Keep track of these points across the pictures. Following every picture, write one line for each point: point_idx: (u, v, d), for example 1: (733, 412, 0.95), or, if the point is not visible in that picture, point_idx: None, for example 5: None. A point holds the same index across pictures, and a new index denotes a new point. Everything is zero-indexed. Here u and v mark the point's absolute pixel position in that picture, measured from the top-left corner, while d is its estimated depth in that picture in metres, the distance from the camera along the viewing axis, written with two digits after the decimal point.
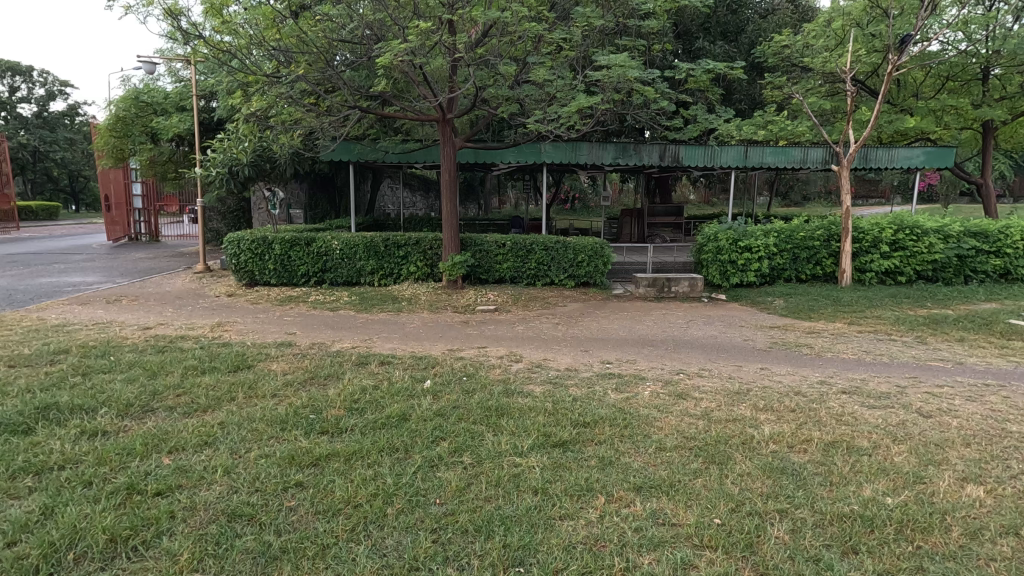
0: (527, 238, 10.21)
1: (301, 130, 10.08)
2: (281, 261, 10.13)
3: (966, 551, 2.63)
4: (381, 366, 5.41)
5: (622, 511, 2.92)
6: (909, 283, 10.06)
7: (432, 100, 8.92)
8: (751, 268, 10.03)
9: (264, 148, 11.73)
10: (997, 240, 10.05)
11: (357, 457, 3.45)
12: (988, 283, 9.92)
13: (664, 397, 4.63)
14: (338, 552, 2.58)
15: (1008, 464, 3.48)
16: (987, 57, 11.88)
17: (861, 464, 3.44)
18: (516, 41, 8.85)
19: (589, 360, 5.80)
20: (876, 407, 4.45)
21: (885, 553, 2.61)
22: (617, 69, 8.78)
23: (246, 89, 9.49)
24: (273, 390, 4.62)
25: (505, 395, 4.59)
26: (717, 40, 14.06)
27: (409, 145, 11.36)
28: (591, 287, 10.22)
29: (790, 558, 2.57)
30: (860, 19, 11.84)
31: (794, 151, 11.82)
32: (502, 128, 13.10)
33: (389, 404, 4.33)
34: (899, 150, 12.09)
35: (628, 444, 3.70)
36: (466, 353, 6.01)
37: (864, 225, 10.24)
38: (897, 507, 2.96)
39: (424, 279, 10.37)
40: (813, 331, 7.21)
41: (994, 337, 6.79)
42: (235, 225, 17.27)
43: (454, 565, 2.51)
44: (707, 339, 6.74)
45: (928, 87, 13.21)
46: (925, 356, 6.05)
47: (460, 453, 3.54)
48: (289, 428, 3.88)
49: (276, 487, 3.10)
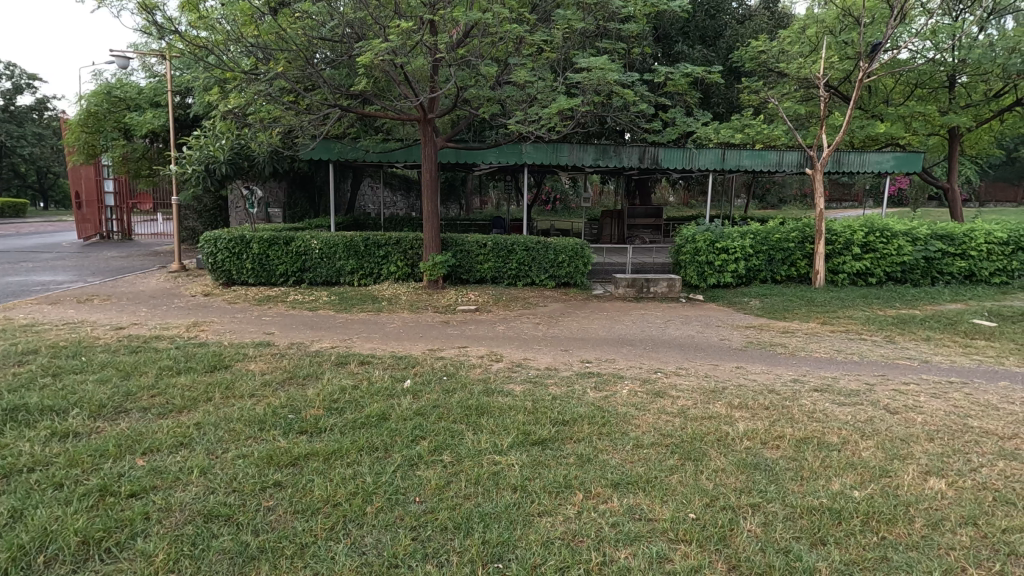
0: (508, 238, 10.24)
1: (279, 128, 10.00)
2: (259, 261, 10.01)
3: (927, 541, 2.74)
4: (361, 366, 5.38)
5: (600, 507, 2.97)
6: (879, 284, 10.34)
7: (412, 99, 8.91)
8: (728, 269, 10.21)
9: (242, 146, 11.53)
10: (963, 242, 10.40)
11: (336, 457, 3.44)
12: (954, 285, 10.26)
13: (642, 395, 4.71)
14: (317, 551, 2.58)
15: (968, 457, 3.63)
16: (953, 66, 12.29)
17: (830, 459, 3.54)
18: (498, 42, 8.85)
19: (570, 359, 5.86)
20: (846, 404, 4.58)
21: (851, 544, 2.70)
22: (597, 72, 8.83)
23: (223, 85, 9.38)
24: (252, 391, 4.58)
25: (486, 394, 4.61)
26: (696, 45, 14.25)
27: (390, 144, 11.26)
28: (571, 288, 10.31)
29: (761, 550, 2.64)
30: (834, 27, 12.37)
31: (770, 154, 12.06)
32: (484, 128, 13.11)
33: (369, 403, 4.32)
34: (870, 155, 12.40)
35: (606, 442, 3.75)
36: (447, 353, 6.01)
37: (837, 227, 10.51)
38: (864, 500, 3.07)
39: (404, 279, 10.32)
40: (787, 331, 7.38)
41: (959, 337, 7.03)
42: (212, 224, 17.00)
43: (433, 562, 2.52)
44: (685, 339, 6.84)
45: (898, 93, 13.50)
46: (894, 355, 6.24)
47: (439, 452, 3.55)
48: (267, 428, 3.86)
49: (253, 487, 3.08)
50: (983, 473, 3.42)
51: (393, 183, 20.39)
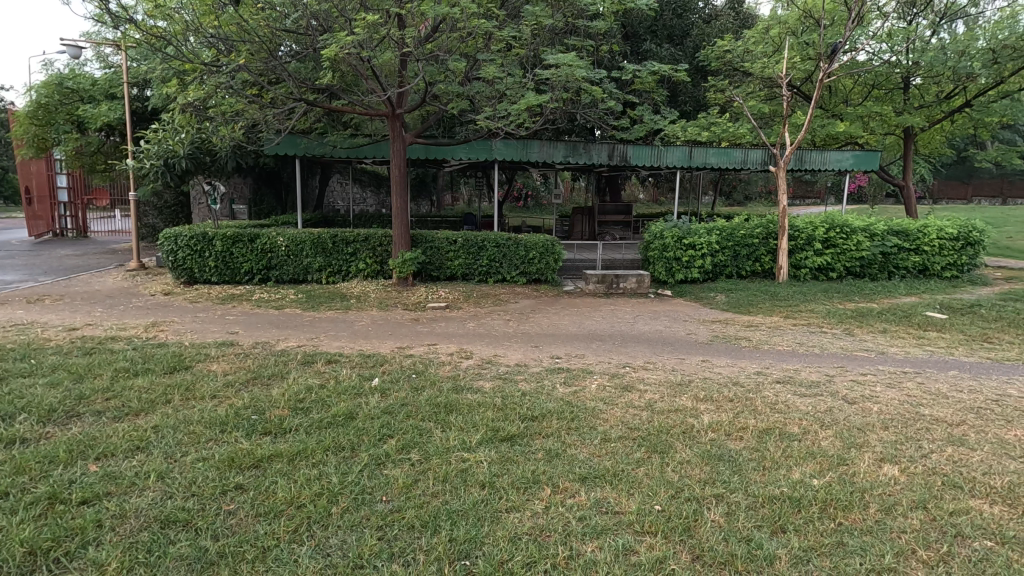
0: (478, 235, 10.19)
1: (242, 122, 9.75)
2: (222, 258, 9.74)
3: (880, 525, 2.84)
4: (328, 365, 5.29)
5: (568, 502, 2.99)
6: (839, 279, 10.66)
7: (380, 94, 8.77)
8: (695, 265, 10.39)
9: (203, 140, 11.13)
10: (917, 238, 10.79)
11: (301, 457, 3.38)
12: (909, 279, 10.65)
13: (610, 390, 4.76)
14: (280, 554, 2.53)
15: (919, 444, 3.77)
16: (908, 68, 12.76)
17: (791, 449, 3.64)
18: (466, 37, 8.81)
19: (539, 355, 5.88)
20: (807, 395, 4.71)
21: (810, 531, 2.78)
22: (565, 68, 8.85)
23: (182, 77, 9.09)
24: (213, 391, 4.46)
25: (455, 391, 4.59)
26: (663, 43, 14.46)
27: (357, 139, 11.09)
28: (541, 284, 10.34)
29: (723, 540, 2.70)
30: (796, 28, 12.65)
31: (735, 152, 12.27)
32: (453, 124, 13.03)
33: (335, 403, 4.24)
34: (831, 153, 12.78)
35: (575, 436, 3.78)
36: (416, 351, 5.95)
37: (799, 224, 10.80)
38: (823, 488, 3.16)
39: (373, 277, 10.18)
40: (751, 324, 7.56)
41: (913, 329, 7.31)
42: (173, 220, 16.48)
43: (399, 561, 2.50)
44: (653, 334, 6.94)
45: (857, 94, 13.97)
46: (853, 347, 6.45)
47: (407, 450, 3.52)
48: (229, 429, 3.76)
49: (213, 490, 3.00)
50: (932, 459, 3.56)
51: (363, 178, 20.07)
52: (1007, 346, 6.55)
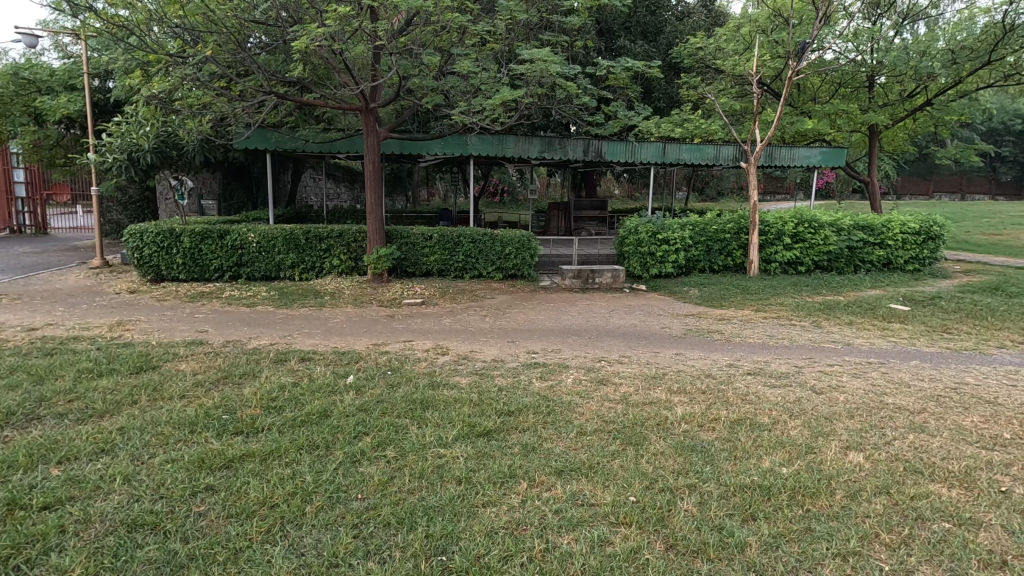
0: (454, 230, 10.15)
1: (210, 115, 9.52)
2: (190, 255, 9.50)
3: (846, 510, 2.93)
4: (301, 362, 5.21)
5: (543, 495, 3.01)
6: (808, 273, 10.93)
7: (353, 87, 8.63)
8: (669, 259, 10.54)
9: (169, 133, 10.88)
10: (882, 233, 11.12)
11: (273, 457, 3.32)
12: (874, 272, 10.97)
13: (586, 383, 4.81)
14: (252, 555, 2.48)
15: (883, 432, 3.90)
16: (873, 67, 13.12)
17: (762, 439, 3.73)
18: (440, 31, 8.74)
19: (515, 350, 5.89)
20: (776, 386, 4.83)
21: (779, 518, 2.85)
22: (540, 63, 8.84)
23: (146, 68, 8.82)
24: (181, 391, 4.36)
25: (431, 388, 4.57)
26: (637, 40, 14.57)
27: (331, 134, 10.78)
28: (518, 279, 10.36)
29: (696, 529, 2.75)
30: (766, 26, 12.92)
31: (707, 149, 12.45)
32: (428, 119, 12.92)
33: (309, 401, 4.19)
34: (800, 150, 13.06)
35: (551, 430, 3.80)
36: (392, 348, 5.90)
37: (769, 219, 11.03)
38: (791, 476, 3.25)
39: (347, 273, 10.06)
40: (724, 318, 7.71)
41: (877, 321, 7.54)
42: (139, 216, 16.00)
43: (375, 559, 2.48)
44: (628, 328, 7.02)
45: (824, 92, 14.33)
46: (821, 339, 6.63)
47: (383, 446, 3.50)
48: (199, 430, 3.68)
49: (183, 492, 2.93)
50: (895, 446, 3.69)
51: (337, 174, 19.81)
52: (965, 336, 6.81)
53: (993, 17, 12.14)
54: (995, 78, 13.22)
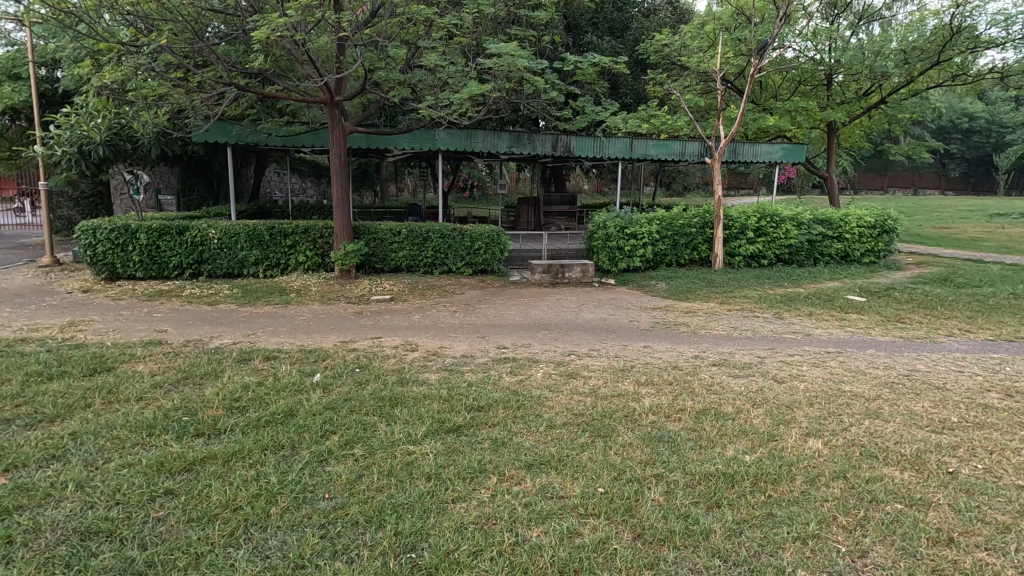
0: (422, 226, 10.06)
1: (167, 107, 9.18)
2: (147, 252, 9.15)
3: (805, 495, 3.03)
4: (266, 361, 5.09)
5: (513, 489, 3.02)
6: (770, 266, 11.22)
7: (317, 80, 8.42)
8: (637, 254, 10.67)
9: (122, 126, 10.42)
10: (840, 226, 11.50)
11: (236, 458, 3.24)
12: (832, 265, 11.34)
13: (555, 377, 4.84)
14: (214, 559, 2.42)
15: (840, 419, 4.04)
16: (831, 66, 13.54)
17: (725, 428, 3.81)
18: (406, 24, 8.63)
19: (485, 345, 5.89)
20: (739, 376, 4.95)
21: (742, 504, 2.92)
22: (507, 57, 8.81)
23: (97, 57, 8.45)
24: (139, 393, 4.20)
25: (400, 384, 4.53)
26: (604, 36, 14.69)
27: (295, 127, 10.50)
28: (487, 275, 10.34)
29: (662, 518, 2.80)
30: (730, 24, 13.19)
31: (674, 145, 12.63)
32: (396, 113, 12.74)
33: (274, 400, 4.09)
34: (762, 147, 13.37)
35: (520, 425, 3.81)
36: (360, 345, 5.82)
37: (733, 214, 11.28)
38: (754, 463, 3.34)
39: (314, 270, 9.87)
40: (690, 310, 7.86)
41: (836, 312, 7.81)
42: (92, 212, 15.33)
43: (343, 558, 2.45)
44: (597, 321, 7.10)
45: (785, 89, 14.72)
46: (782, 330, 6.82)
47: (351, 445, 3.45)
48: (157, 433, 3.55)
49: (140, 497, 2.84)
50: (852, 432, 3.82)
51: (302, 168, 19.37)
52: (917, 325, 7.11)
53: (942, 19, 12.63)
54: (944, 78, 13.80)
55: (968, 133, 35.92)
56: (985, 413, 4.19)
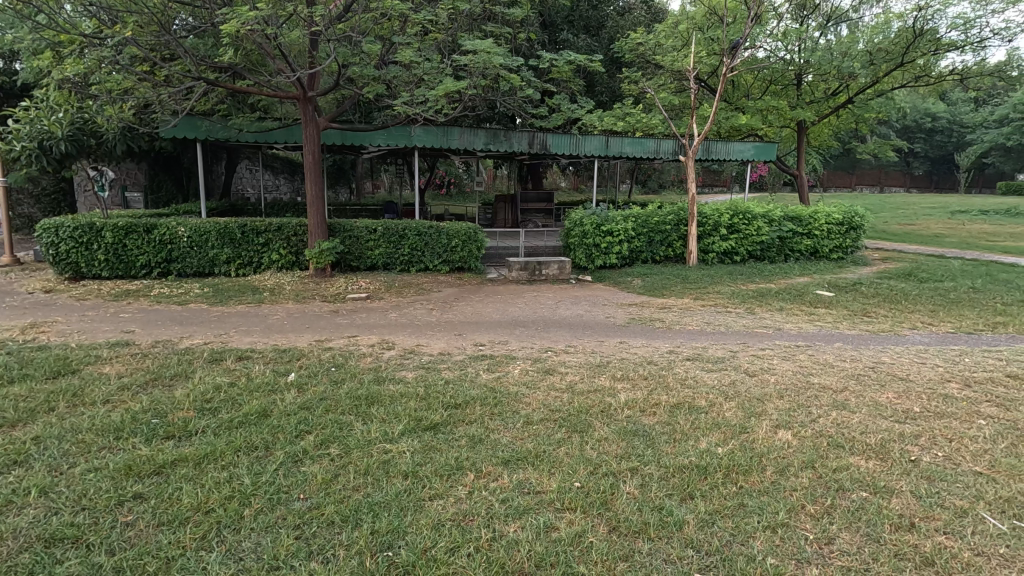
0: (398, 223, 9.98)
1: (133, 101, 8.93)
2: (114, 251, 8.89)
3: (775, 485, 3.11)
4: (239, 361, 5.00)
5: (490, 485, 3.03)
6: (743, 262, 11.44)
7: (289, 74, 8.26)
8: (613, 251, 10.77)
9: (86, 120, 10.07)
10: (809, 223, 11.79)
11: (208, 460, 3.18)
12: (802, 260, 11.61)
13: (533, 373, 4.87)
14: (186, 563, 2.37)
15: (809, 410, 4.15)
16: (800, 66, 13.85)
17: (699, 421, 3.89)
18: (381, 19, 8.55)
19: (463, 343, 5.88)
20: (713, 370, 5.05)
21: (715, 495, 2.99)
22: (483, 54, 8.78)
23: (58, 49, 8.18)
24: (106, 396, 4.09)
25: (377, 382, 4.51)
26: (580, 34, 14.78)
27: (266, 123, 10.28)
28: (464, 272, 10.32)
29: (638, 510, 2.84)
30: (703, 24, 13.38)
31: (649, 142, 12.76)
32: (370, 109, 12.60)
33: (247, 401, 4.03)
34: (735, 145, 13.59)
35: (497, 421, 3.82)
36: (336, 344, 5.76)
37: (707, 211, 11.46)
38: (726, 455, 3.41)
39: (288, 268, 9.73)
40: (665, 306, 7.97)
41: (805, 306, 8.01)
42: (54, 210, 14.81)
43: (318, 559, 2.43)
44: (574, 318, 7.15)
45: (756, 88, 15.01)
46: (754, 325, 6.97)
47: (326, 445, 3.42)
48: (125, 436, 3.46)
49: (108, 502, 2.77)
50: (820, 423, 3.93)
51: (275, 165, 19.02)
52: (882, 319, 7.34)
53: (906, 22, 13.00)
54: (908, 78, 14.23)
55: (931, 132, 37.11)
56: (945, 402, 4.36)
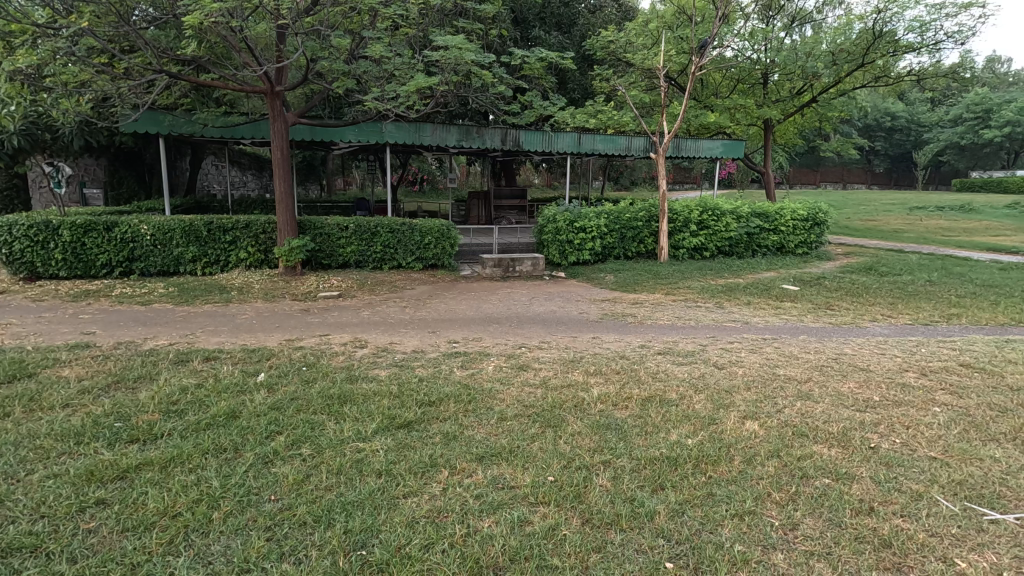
0: (370, 220, 9.87)
1: (91, 95, 8.61)
2: (72, 250, 8.57)
3: (742, 474, 3.19)
4: (206, 362, 4.89)
5: (465, 482, 3.04)
6: (712, 258, 11.66)
7: (256, 68, 8.07)
8: (586, 247, 10.86)
9: (40, 113, 9.67)
10: (775, 219, 12.08)
11: (175, 463, 3.11)
12: (769, 256, 11.90)
13: (507, 370, 4.89)
14: (152, 569, 2.32)
15: (775, 401, 4.28)
16: (766, 65, 14.17)
17: (670, 414, 3.96)
18: (350, 13, 8.44)
19: (436, 340, 5.86)
20: (683, 364, 5.14)
21: (685, 486, 3.05)
22: (454, 50, 8.73)
23: (10, 39, 7.83)
24: (65, 400, 3.95)
25: (349, 381, 4.46)
26: (551, 31, 14.82)
27: (233, 118, 10.02)
28: (438, 269, 10.27)
29: (610, 502, 2.89)
30: (672, 23, 13.57)
31: (621, 140, 12.88)
32: (341, 105, 12.42)
33: (215, 402, 3.95)
34: (704, 142, 13.83)
35: (471, 418, 3.82)
36: (307, 343, 5.67)
37: (677, 208, 11.64)
38: (696, 446, 3.48)
39: (257, 266, 9.53)
40: (637, 302, 8.08)
41: (772, 300, 8.22)
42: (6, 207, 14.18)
43: (290, 560, 2.40)
44: (548, 314, 7.20)
45: (724, 87, 15.30)
46: (723, 319, 7.12)
47: (298, 445, 3.37)
48: (87, 441, 3.35)
49: (69, 509, 2.68)
50: (785, 413, 4.05)
51: (243, 161, 18.60)
52: (844, 312, 7.58)
53: (866, 24, 13.39)
54: (868, 79, 14.70)
55: (891, 131, 38.40)
56: (903, 391, 4.54)
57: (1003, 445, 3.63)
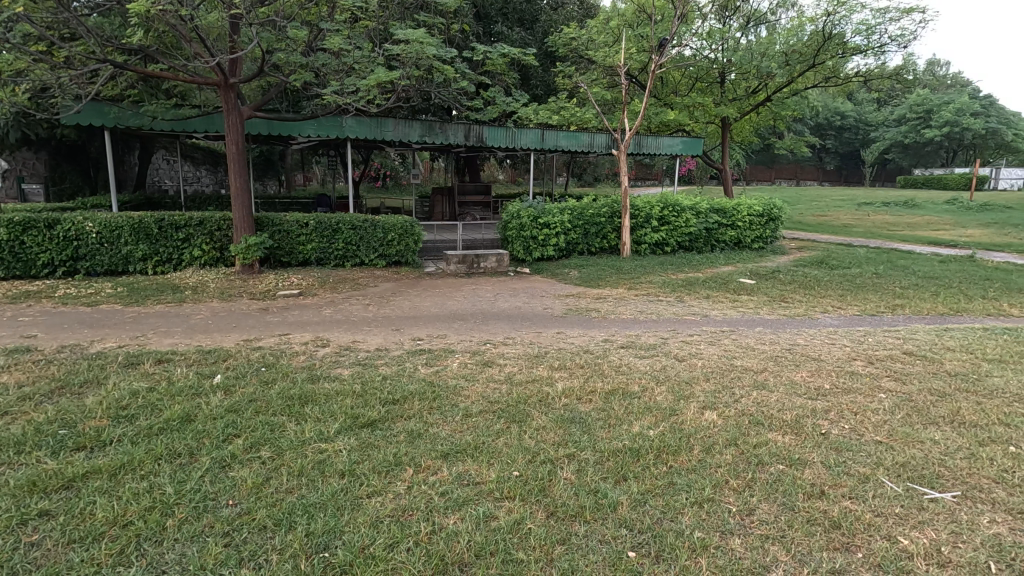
0: (331, 216, 9.67)
1: (28, 84, 8.13)
2: (9, 249, 8.07)
3: (702, 463, 3.28)
4: (158, 365, 4.70)
5: (430, 479, 3.02)
6: (673, 252, 11.91)
7: (207, 59, 7.77)
8: (550, 242, 10.93)
9: None
10: (733, 215, 12.42)
11: (125, 471, 2.98)
12: (726, 250, 12.23)
13: (471, 366, 4.88)
14: None
15: (732, 391, 4.41)
16: (723, 64, 14.52)
17: (632, 406, 4.03)
18: (307, 4, 8.23)
19: (400, 338, 5.80)
20: (645, 357, 5.25)
21: (647, 477, 3.11)
22: (415, 45, 8.63)
23: None
24: (3, 408, 3.73)
25: (310, 381, 4.37)
26: (514, 27, 14.80)
27: (184, 110, 9.62)
28: (401, 266, 10.16)
29: (574, 495, 2.92)
30: (632, 21, 13.74)
31: (583, 136, 13.00)
32: (299, 98, 12.09)
33: (169, 406, 3.81)
34: (664, 139, 14.08)
35: (436, 415, 3.81)
36: (265, 343, 5.51)
37: (639, 204, 11.83)
38: (657, 437, 3.56)
39: (212, 264, 9.24)
40: (600, 297, 8.19)
41: (729, 294, 8.46)
42: None
43: (249, 565, 2.35)
44: (512, 310, 7.22)
45: (683, 86, 15.61)
46: (683, 312, 7.28)
47: (256, 448, 3.28)
48: (28, 450, 3.18)
49: (8, 522, 2.54)
50: (742, 402, 4.18)
51: (196, 156, 17.95)
52: (797, 304, 7.87)
53: (817, 26, 13.88)
54: (819, 79, 15.26)
55: (841, 130, 40.00)
56: (851, 379, 4.75)
57: (941, 427, 3.85)
